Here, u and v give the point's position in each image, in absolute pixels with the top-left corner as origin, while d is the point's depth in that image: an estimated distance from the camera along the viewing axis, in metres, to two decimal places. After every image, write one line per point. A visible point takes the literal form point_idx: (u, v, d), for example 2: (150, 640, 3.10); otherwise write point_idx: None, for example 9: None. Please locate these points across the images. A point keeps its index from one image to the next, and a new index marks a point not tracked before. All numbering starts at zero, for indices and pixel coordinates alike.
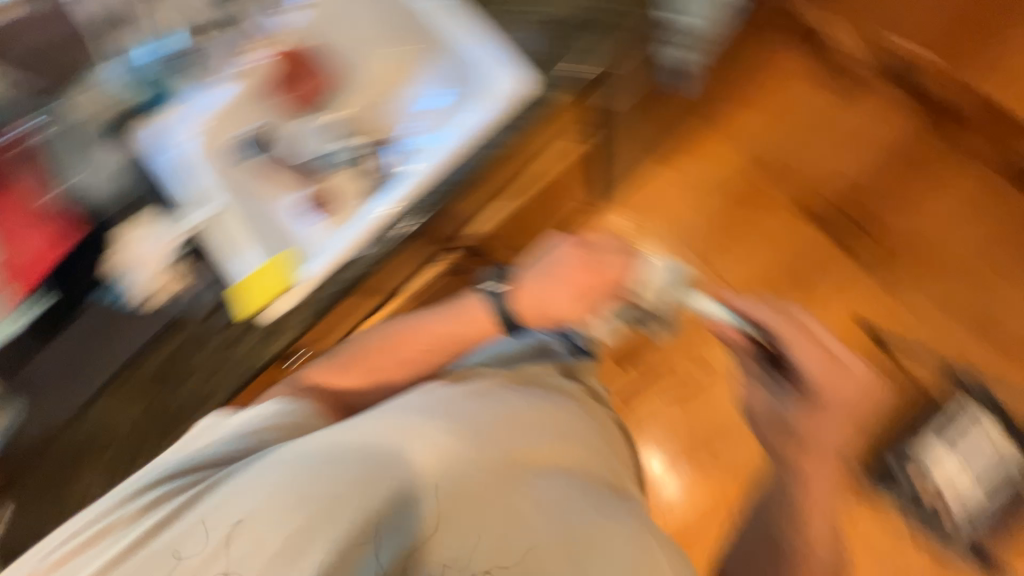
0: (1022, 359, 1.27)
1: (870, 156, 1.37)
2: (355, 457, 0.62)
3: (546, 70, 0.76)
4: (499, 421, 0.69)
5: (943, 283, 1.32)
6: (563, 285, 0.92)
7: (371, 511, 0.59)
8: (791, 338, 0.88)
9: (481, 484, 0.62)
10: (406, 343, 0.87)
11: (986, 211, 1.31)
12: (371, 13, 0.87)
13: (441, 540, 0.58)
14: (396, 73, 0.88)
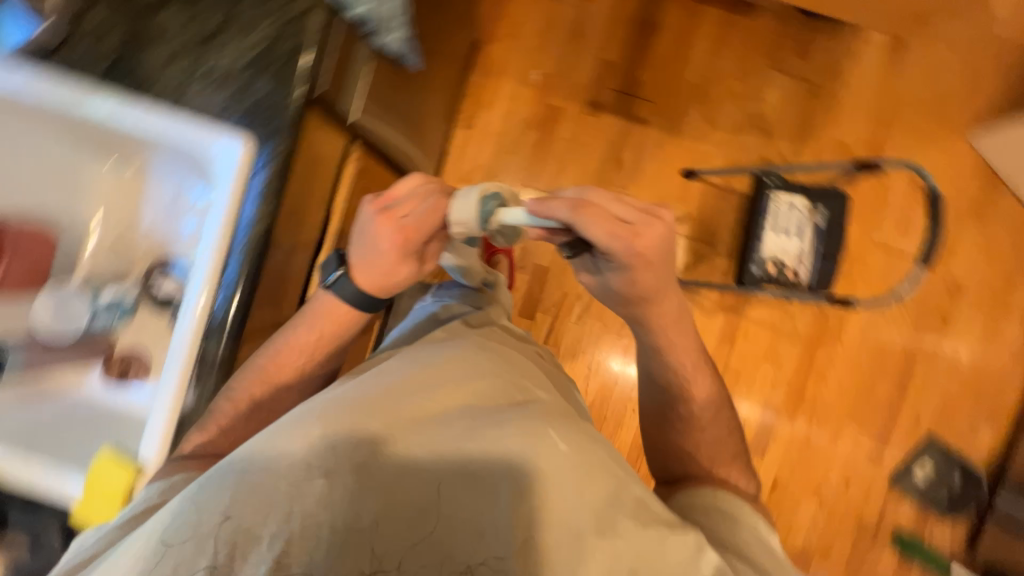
0: (796, 138, 1.52)
1: (612, 39, 1.52)
2: (253, 467, 0.56)
3: (261, 126, 0.69)
4: (401, 382, 0.65)
5: (716, 109, 1.53)
6: (380, 251, 0.78)
7: (270, 504, 0.54)
8: (592, 226, 0.73)
9: (379, 445, 0.58)
10: (285, 366, 0.78)
11: (718, 40, 1.51)
12: (38, 139, 0.75)
13: (337, 515, 0.54)
14: (119, 182, 0.80)
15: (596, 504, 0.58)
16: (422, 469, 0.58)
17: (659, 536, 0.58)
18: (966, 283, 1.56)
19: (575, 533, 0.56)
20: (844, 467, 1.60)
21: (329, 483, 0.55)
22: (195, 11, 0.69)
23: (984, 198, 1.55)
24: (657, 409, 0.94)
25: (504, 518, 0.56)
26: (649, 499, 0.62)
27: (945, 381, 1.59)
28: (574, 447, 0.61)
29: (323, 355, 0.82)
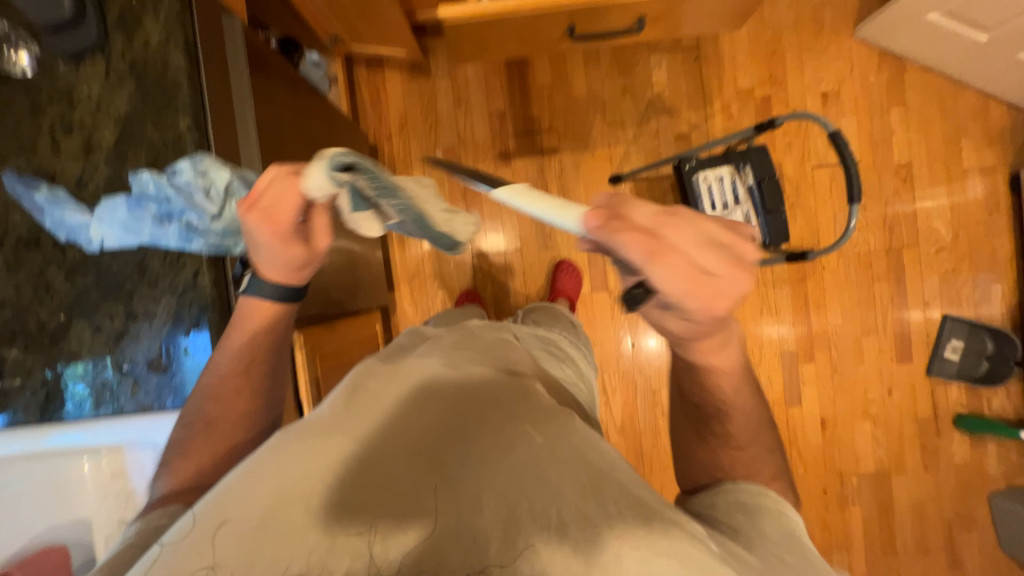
0: (699, 103, 1.54)
1: (489, 91, 1.55)
2: (241, 480, 0.47)
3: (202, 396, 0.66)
4: (390, 385, 0.57)
5: (615, 110, 1.54)
6: (278, 256, 0.58)
7: (244, 513, 0.44)
8: (678, 285, 0.40)
9: (366, 454, 0.49)
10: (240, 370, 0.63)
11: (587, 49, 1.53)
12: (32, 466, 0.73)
13: (317, 525, 0.45)
14: (105, 473, 0.74)
15: (575, 490, 0.48)
16: (400, 477, 0.49)
17: (647, 521, 0.46)
18: (914, 164, 1.57)
19: (552, 522, 0.46)
20: (881, 379, 1.60)
21: (313, 488, 0.46)
22: (91, 316, 0.65)
23: (895, 80, 1.55)
24: (689, 413, 0.63)
25: (473, 516, 0.47)
26: (636, 487, 0.51)
27: (937, 260, 1.59)
28: (549, 434, 0.54)
29: (281, 341, 0.66)
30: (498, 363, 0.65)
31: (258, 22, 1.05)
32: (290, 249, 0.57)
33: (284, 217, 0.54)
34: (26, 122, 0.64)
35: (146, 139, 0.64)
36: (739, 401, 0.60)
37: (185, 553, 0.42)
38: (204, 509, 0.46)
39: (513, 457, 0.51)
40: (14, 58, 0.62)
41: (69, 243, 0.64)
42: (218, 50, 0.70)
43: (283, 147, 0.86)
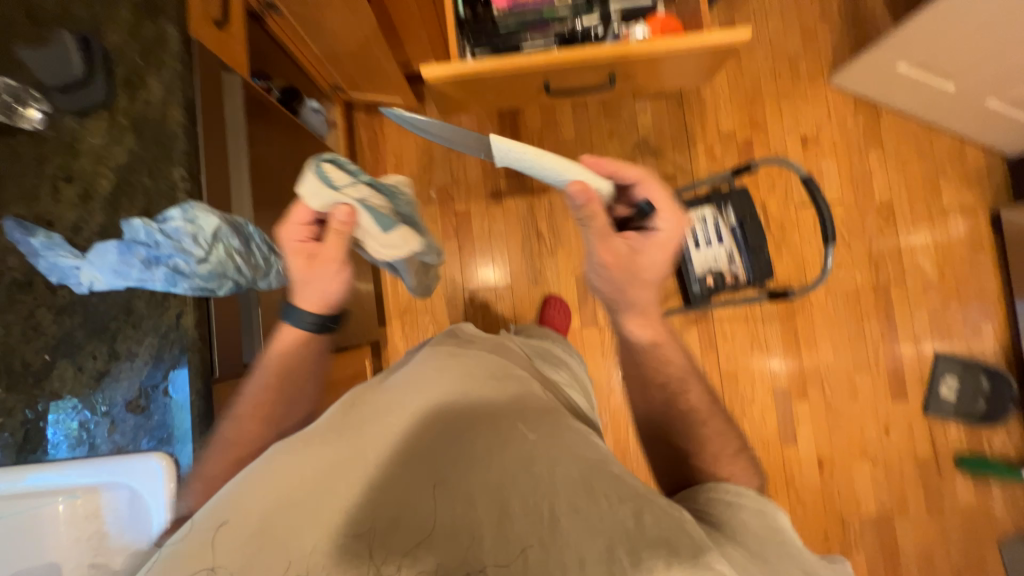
0: (683, 145, 1.60)
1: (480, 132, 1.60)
2: (246, 489, 0.48)
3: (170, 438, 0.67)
4: (385, 395, 0.60)
5: (602, 152, 1.60)
6: (307, 279, 0.67)
7: (243, 520, 0.46)
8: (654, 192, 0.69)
9: (359, 458, 0.51)
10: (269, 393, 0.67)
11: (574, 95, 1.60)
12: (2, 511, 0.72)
13: (312, 529, 0.45)
14: (80, 513, 0.73)
15: (565, 482, 0.49)
16: (393, 480, 0.50)
17: (636, 511, 0.48)
18: (895, 203, 1.61)
19: (543, 517, 0.47)
20: (877, 417, 1.57)
21: (309, 496, 0.47)
22: (74, 356, 0.67)
23: (872, 125, 1.61)
24: (660, 405, 0.70)
25: (467, 512, 0.48)
26: (630, 477, 0.52)
27: (926, 297, 1.60)
28: (540, 433, 0.55)
29: (304, 364, 0.70)
30: (496, 374, 0.67)
31: (263, 74, 1.10)
32: (297, 262, 0.66)
33: (293, 227, 0.66)
34: (29, 171, 0.67)
35: (141, 188, 0.68)
36: (691, 378, 0.71)
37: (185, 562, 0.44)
38: (202, 519, 0.47)
39: (505, 455, 0.51)
40: (23, 113, 0.65)
41: (60, 284, 0.67)
42: (217, 106, 0.75)
43: (274, 191, 0.89)
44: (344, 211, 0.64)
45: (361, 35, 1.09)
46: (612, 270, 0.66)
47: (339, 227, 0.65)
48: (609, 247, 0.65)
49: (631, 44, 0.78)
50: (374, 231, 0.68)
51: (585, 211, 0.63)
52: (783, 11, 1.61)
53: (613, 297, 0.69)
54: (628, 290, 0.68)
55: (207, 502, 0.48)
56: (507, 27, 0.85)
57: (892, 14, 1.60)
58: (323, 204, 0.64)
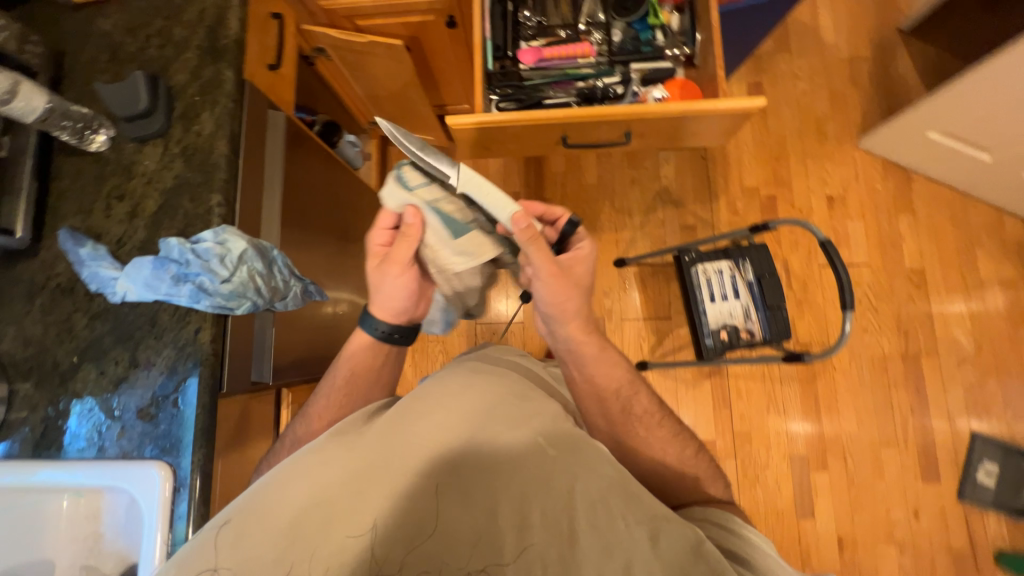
0: (704, 197, 1.61)
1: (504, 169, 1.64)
2: (286, 484, 0.52)
3: (171, 448, 0.69)
4: (407, 404, 0.62)
5: (623, 198, 1.62)
6: (382, 286, 0.74)
7: (283, 512, 0.50)
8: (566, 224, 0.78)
9: (384, 464, 0.54)
10: (339, 394, 0.76)
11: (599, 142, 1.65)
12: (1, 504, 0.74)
13: (343, 527, 0.50)
14: (80, 511, 0.76)
15: (584, 499, 0.54)
16: (418, 487, 0.53)
17: (652, 533, 0.53)
18: (927, 270, 1.55)
19: (563, 529, 0.53)
20: (906, 498, 1.45)
21: (343, 497, 0.51)
22: (99, 360, 0.71)
23: (902, 190, 1.59)
24: (619, 415, 0.75)
25: (490, 522, 0.52)
26: (647, 497, 0.56)
27: (960, 372, 1.51)
28: (563, 450, 0.58)
29: (362, 370, 0.78)
30: (519, 388, 0.68)
31: (307, 108, 1.19)
32: (375, 263, 0.75)
33: (379, 231, 0.74)
34: (89, 187, 0.75)
35: (181, 211, 0.74)
36: (639, 384, 0.78)
37: (223, 550, 0.48)
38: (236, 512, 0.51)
39: (527, 472, 0.56)
40: (92, 136, 0.73)
41: (97, 292, 0.72)
42: (259, 141, 0.83)
43: (302, 218, 0.95)
44: (410, 213, 0.68)
45: (400, 80, 1.18)
46: (552, 282, 0.68)
47: (407, 230, 0.69)
48: (550, 261, 0.67)
49: (646, 107, 0.82)
50: (442, 239, 0.69)
51: (528, 233, 0.65)
52: (811, 75, 1.63)
53: (560, 311, 0.71)
54: (565, 301, 0.70)
55: (248, 492, 0.52)
56: (531, 80, 0.92)
57: (923, 83, 1.60)
58: (399, 206, 0.70)
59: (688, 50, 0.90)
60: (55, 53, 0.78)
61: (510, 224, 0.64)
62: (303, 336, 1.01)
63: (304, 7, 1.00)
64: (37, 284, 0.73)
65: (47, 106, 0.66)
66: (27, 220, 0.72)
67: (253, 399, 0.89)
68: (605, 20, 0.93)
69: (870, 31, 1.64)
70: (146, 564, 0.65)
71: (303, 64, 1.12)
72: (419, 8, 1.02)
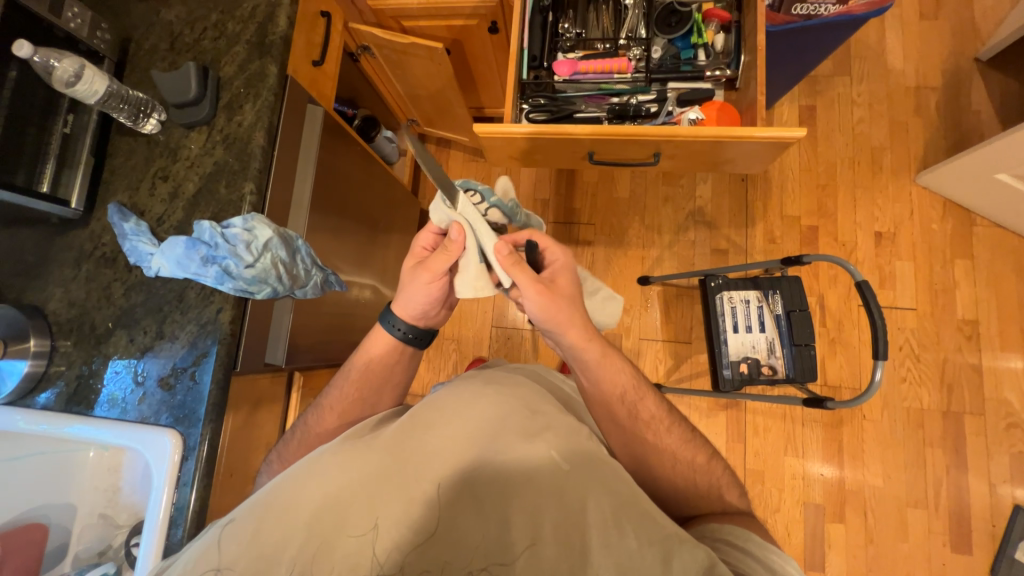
0: (740, 222, 1.54)
1: (536, 176, 1.63)
2: (299, 488, 0.53)
3: (183, 419, 0.74)
4: (421, 411, 0.62)
5: (654, 215, 1.58)
6: (408, 285, 0.73)
7: (298, 514, 0.52)
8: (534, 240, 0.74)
9: (396, 470, 0.55)
10: (353, 388, 0.76)
11: None
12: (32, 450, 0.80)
13: (356, 529, 0.51)
14: (103, 464, 0.82)
15: (595, 515, 0.53)
16: (429, 494, 0.54)
17: (664, 556, 0.50)
18: (982, 322, 1.43)
19: (574, 541, 0.52)
20: (930, 566, 1.35)
21: (354, 500, 0.53)
22: (131, 328, 0.77)
23: (962, 232, 1.47)
24: (625, 420, 0.73)
25: (500, 532, 0.52)
26: (660, 517, 0.54)
27: (1008, 437, 1.38)
28: (577, 465, 0.57)
29: (376, 370, 0.77)
30: (534, 397, 0.68)
31: (348, 102, 1.25)
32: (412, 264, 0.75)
33: (424, 235, 0.74)
34: (138, 166, 0.80)
35: (216, 196, 0.78)
36: (644, 388, 0.75)
37: (246, 543, 0.50)
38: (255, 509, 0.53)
39: (539, 485, 0.55)
40: (145, 119, 0.79)
41: (135, 265, 0.77)
42: (295, 136, 0.87)
43: (331, 211, 0.98)
44: (456, 230, 0.67)
45: (439, 81, 1.20)
46: (544, 300, 0.67)
47: (448, 244, 0.68)
48: (534, 279, 0.67)
49: (678, 129, 0.80)
50: (468, 261, 0.69)
51: (510, 259, 0.66)
52: (870, 102, 1.54)
53: (562, 327, 0.69)
54: (564, 316, 0.69)
55: (265, 493, 0.54)
56: (564, 91, 0.92)
57: (999, 120, 1.47)
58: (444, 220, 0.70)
59: (730, 72, 0.87)
60: (122, 39, 0.84)
61: (494, 251, 0.66)
62: (320, 324, 1.04)
63: (352, 6, 1.04)
64: (86, 252, 0.79)
65: (107, 89, 0.71)
66: (82, 194, 0.78)
67: (266, 380, 0.92)
68: (645, 35, 0.91)
69: (943, 59, 1.52)
70: (153, 522, 0.70)
71: (347, 61, 1.15)
72: (462, 13, 1.03)
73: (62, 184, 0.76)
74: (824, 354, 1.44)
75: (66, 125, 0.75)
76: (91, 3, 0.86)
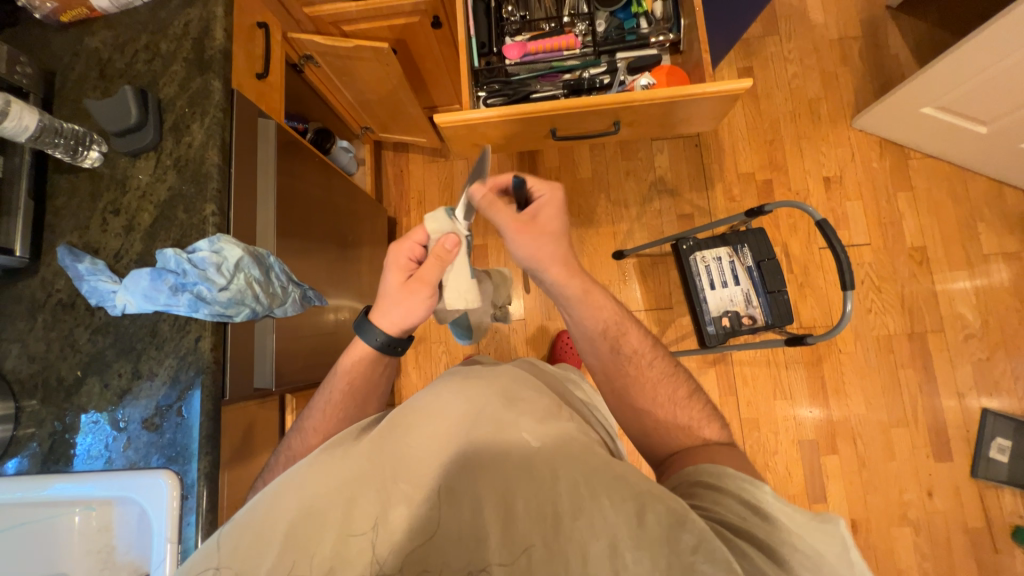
0: (699, 185, 1.60)
1: (499, 167, 1.63)
2: (275, 500, 0.49)
3: (176, 458, 0.70)
4: (398, 411, 0.59)
5: (619, 190, 1.61)
6: (401, 299, 0.71)
7: (272, 527, 0.47)
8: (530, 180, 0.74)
9: (374, 471, 0.51)
10: (332, 422, 0.72)
11: None
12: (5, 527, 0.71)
13: (338, 530, 0.48)
14: (88, 527, 0.73)
15: (568, 486, 0.51)
16: (408, 492, 0.50)
17: (638, 511, 0.49)
18: (929, 247, 1.54)
19: (548, 518, 0.49)
20: (918, 478, 1.44)
21: (331, 506, 0.49)
22: (103, 373, 0.72)
23: (900, 167, 1.57)
24: (609, 355, 0.76)
25: (475, 519, 0.49)
26: (632, 476, 0.52)
27: (967, 347, 1.49)
28: (551, 442, 0.55)
29: (360, 381, 0.75)
30: (512, 384, 0.65)
31: (298, 116, 1.20)
32: (397, 277, 0.72)
33: (406, 245, 0.72)
34: (84, 204, 0.76)
35: (176, 222, 0.75)
36: (628, 322, 0.77)
37: (220, 556, 0.46)
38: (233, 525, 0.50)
39: (513, 466, 0.52)
40: (85, 153, 0.75)
41: (97, 306, 0.73)
42: (251, 153, 0.84)
43: (298, 226, 0.95)
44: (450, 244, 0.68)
45: (388, 83, 1.18)
46: (522, 236, 0.70)
47: (441, 253, 0.68)
48: (512, 216, 0.70)
49: (633, 94, 0.82)
50: (462, 273, 0.74)
51: (487, 198, 0.69)
52: (800, 57, 1.62)
53: (550, 263, 0.72)
54: (540, 250, 0.71)
55: (239, 513, 0.49)
56: (517, 74, 0.93)
57: (916, 59, 1.59)
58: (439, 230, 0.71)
59: (673, 36, 0.91)
60: (46, 73, 0.79)
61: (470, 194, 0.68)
62: (305, 343, 1.01)
63: (289, 15, 1.01)
64: (39, 301, 0.74)
65: (39, 123, 0.67)
66: (26, 239, 0.72)
67: (257, 407, 0.89)
68: (588, 10, 0.93)
69: (859, 9, 1.62)
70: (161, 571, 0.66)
71: (292, 73, 1.13)
72: (403, 11, 1.03)
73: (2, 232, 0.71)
74: (796, 299, 1.52)
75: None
76: (4, 38, 0.81)
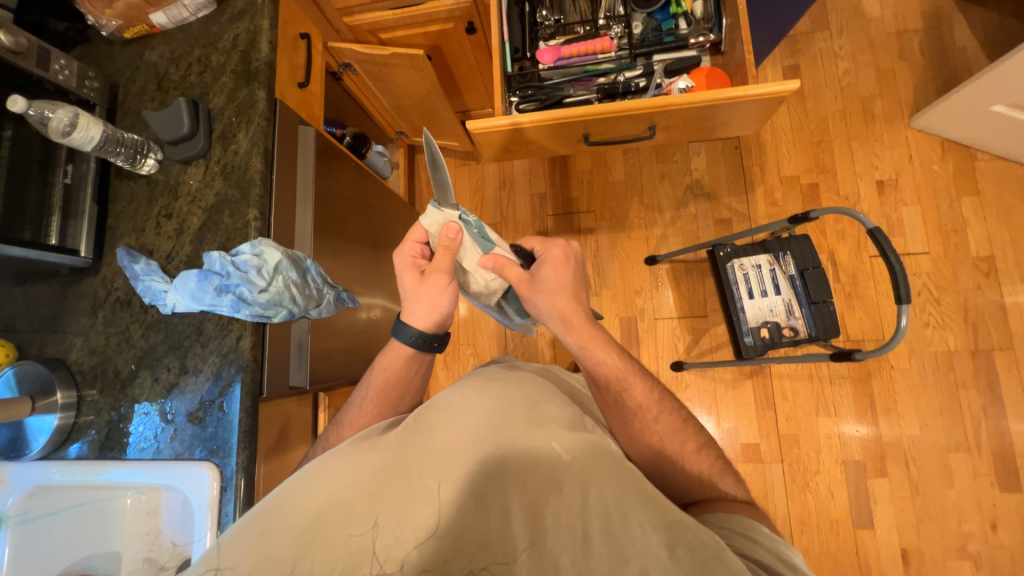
0: (737, 188, 1.53)
1: (530, 170, 1.62)
2: (303, 488, 0.49)
3: (215, 453, 0.73)
4: (425, 411, 0.59)
5: (653, 194, 1.57)
6: (424, 297, 0.72)
7: (299, 515, 0.47)
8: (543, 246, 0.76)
9: (402, 468, 0.51)
10: (369, 415, 0.73)
11: None
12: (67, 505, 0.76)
13: (363, 525, 0.47)
14: (136, 508, 0.76)
15: (598, 504, 0.49)
16: (433, 492, 0.49)
17: (669, 542, 0.47)
18: (998, 257, 1.41)
19: (575, 535, 0.48)
20: (980, 509, 1.32)
21: (359, 499, 0.48)
22: (154, 367, 0.77)
23: (963, 170, 1.45)
24: (609, 408, 0.71)
25: (502, 526, 0.49)
26: (664, 502, 0.50)
27: None
28: (580, 456, 0.54)
29: (398, 381, 0.76)
30: (537, 393, 0.65)
31: (336, 121, 1.21)
32: (411, 275, 0.73)
33: (408, 246, 0.74)
34: (141, 208, 0.81)
35: (222, 226, 0.79)
36: (632, 376, 0.72)
37: (247, 540, 0.46)
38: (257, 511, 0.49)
39: (540, 478, 0.52)
40: (143, 160, 0.80)
41: (150, 304, 0.78)
42: (292, 163, 0.87)
43: (335, 229, 0.98)
44: (491, 259, 0.72)
45: (423, 89, 1.20)
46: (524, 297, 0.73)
47: (447, 243, 0.69)
48: (519, 277, 0.72)
49: (670, 98, 0.79)
50: (473, 252, 0.74)
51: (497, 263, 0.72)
52: (853, 52, 1.53)
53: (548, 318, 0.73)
54: (546, 314, 0.73)
55: (266, 498, 0.49)
56: (551, 79, 0.92)
57: (984, 52, 1.47)
58: (435, 224, 0.71)
59: (713, 36, 0.88)
60: (110, 86, 0.85)
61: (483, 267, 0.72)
62: (339, 342, 1.04)
63: (329, 25, 1.06)
64: (100, 298, 0.80)
65: (103, 134, 0.72)
66: (90, 242, 0.78)
67: (291, 404, 0.92)
68: (625, 12, 0.91)
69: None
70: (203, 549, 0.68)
71: (331, 80, 1.17)
72: (438, 18, 1.04)
73: (69, 235, 0.77)
74: (843, 310, 1.43)
75: (67, 176, 0.76)
76: (75, 55, 0.87)
